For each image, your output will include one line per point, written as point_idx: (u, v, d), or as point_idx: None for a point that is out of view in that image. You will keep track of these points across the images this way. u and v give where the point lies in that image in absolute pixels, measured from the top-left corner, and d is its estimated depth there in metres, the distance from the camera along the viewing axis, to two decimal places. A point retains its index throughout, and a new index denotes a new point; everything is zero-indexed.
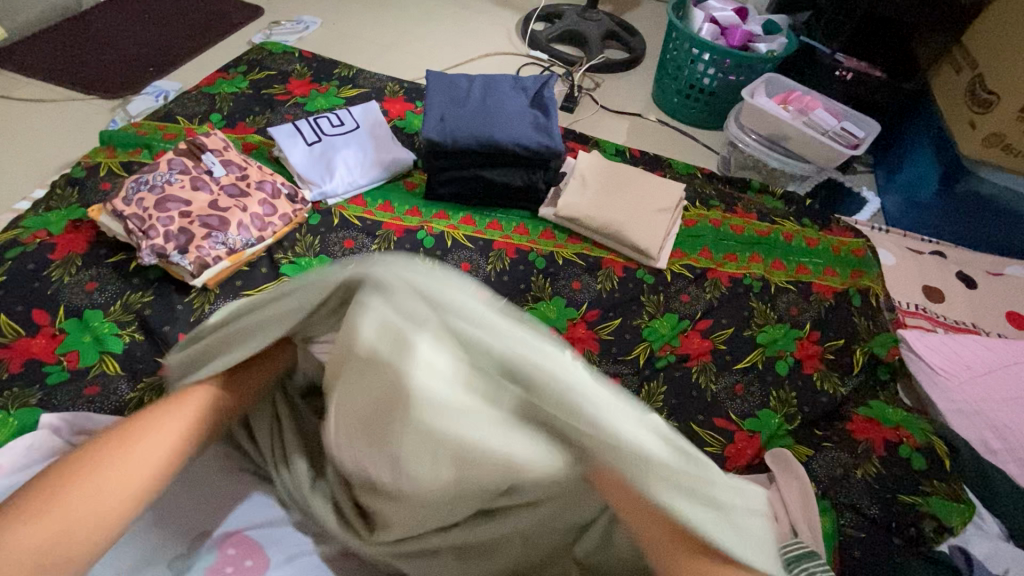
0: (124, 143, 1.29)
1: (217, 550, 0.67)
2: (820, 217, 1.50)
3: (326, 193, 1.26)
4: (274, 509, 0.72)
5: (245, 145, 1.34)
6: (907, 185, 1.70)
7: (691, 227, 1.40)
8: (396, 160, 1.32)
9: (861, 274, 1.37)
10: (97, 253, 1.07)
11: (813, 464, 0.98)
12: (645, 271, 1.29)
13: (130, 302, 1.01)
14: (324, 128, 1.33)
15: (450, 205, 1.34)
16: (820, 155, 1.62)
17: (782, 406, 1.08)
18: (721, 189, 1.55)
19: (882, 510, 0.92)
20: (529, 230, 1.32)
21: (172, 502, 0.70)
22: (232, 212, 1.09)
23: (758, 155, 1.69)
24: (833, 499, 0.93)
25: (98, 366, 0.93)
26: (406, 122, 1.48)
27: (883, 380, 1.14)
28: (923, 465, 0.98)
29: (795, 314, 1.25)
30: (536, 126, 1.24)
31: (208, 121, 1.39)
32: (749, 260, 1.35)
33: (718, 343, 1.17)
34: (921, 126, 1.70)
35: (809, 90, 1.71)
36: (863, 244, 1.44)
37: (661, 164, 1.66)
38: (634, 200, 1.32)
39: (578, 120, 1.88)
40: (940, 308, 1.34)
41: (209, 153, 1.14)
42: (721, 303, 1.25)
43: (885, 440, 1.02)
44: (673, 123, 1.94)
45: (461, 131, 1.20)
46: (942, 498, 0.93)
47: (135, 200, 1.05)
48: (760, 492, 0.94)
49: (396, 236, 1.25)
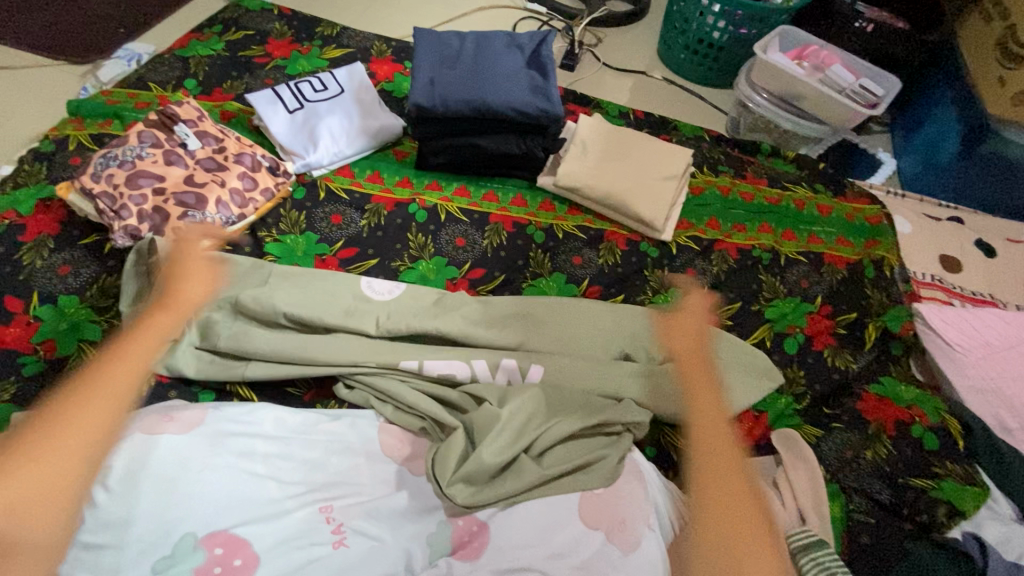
0: (93, 114, 1.20)
1: (205, 550, 0.64)
2: (833, 181, 1.43)
3: (310, 164, 1.18)
4: (264, 504, 0.70)
5: (223, 114, 1.26)
6: (926, 147, 1.62)
7: (698, 194, 1.33)
8: (383, 128, 1.24)
9: (875, 244, 1.30)
10: (70, 235, 1.01)
11: (823, 446, 0.94)
12: (649, 243, 1.23)
13: (105, 286, 0.96)
14: (306, 93, 1.24)
15: (442, 175, 1.26)
16: (836, 116, 1.52)
17: (790, 385, 1.04)
18: (730, 153, 1.46)
19: (893, 494, 0.89)
20: (527, 201, 1.26)
21: (150, 508, 0.64)
22: (209, 188, 1.02)
23: (769, 115, 1.60)
24: (842, 483, 0.90)
25: (77, 356, 0.89)
26: (395, 84, 1.39)
27: (896, 355, 1.10)
28: (935, 445, 0.95)
29: (806, 287, 1.20)
30: (534, 89, 1.15)
31: (183, 88, 1.30)
32: (758, 230, 1.28)
33: (724, 319, 1.13)
34: (944, 81, 1.59)
35: (825, 44, 1.60)
36: (879, 210, 1.37)
37: (666, 126, 1.57)
38: (638, 167, 1.25)
39: (578, 79, 1.78)
40: (957, 279, 1.29)
41: (182, 124, 1.06)
42: (729, 277, 1.20)
43: (897, 419, 0.98)
44: (679, 82, 1.83)
45: (452, 95, 1.11)
46: (954, 480, 0.90)
47: (105, 177, 0.98)
48: (768, 476, 0.91)
49: (386, 210, 1.18)
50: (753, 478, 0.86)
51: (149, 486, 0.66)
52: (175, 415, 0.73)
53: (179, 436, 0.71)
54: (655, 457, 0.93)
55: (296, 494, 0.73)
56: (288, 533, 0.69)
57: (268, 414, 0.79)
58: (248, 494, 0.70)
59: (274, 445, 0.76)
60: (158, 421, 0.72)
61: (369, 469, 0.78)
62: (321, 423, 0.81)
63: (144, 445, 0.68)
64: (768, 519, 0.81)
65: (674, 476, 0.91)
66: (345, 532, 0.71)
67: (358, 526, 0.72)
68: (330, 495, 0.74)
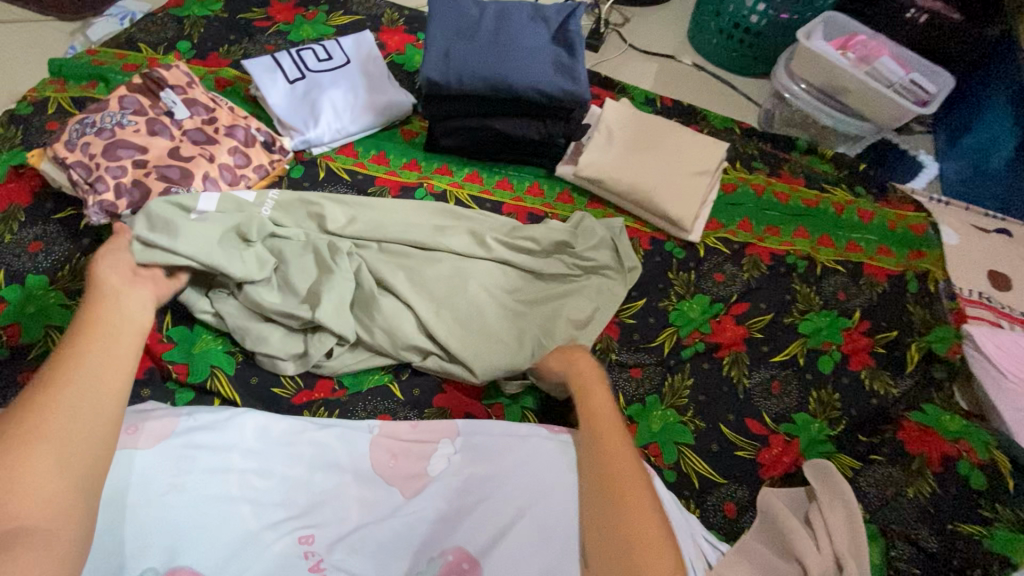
0: (76, 75, 1.11)
1: None
2: (875, 184, 1.31)
3: (310, 141, 1.08)
4: (236, 533, 0.62)
5: (218, 81, 1.16)
6: (974, 152, 1.48)
7: (730, 192, 1.23)
8: (391, 104, 1.13)
9: (920, 256, 1.19)
10: (43, 208, 0.93)
11: (859, 481, 0.86)
12: (675, 243, 1.13)
13: (79, 267, 0.88)
14: (309, 61, 1.13)
15: (454, 159, 1.16)
16: (880, 112, 1.41)
17: (823, 409, 0.95)
18: (764, 148, 1.35)
19: (942, 543, 0.80)
20: (544, 191, 1.15)
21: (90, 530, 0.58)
22: (195, 162, 0.94)
23: (807, 109, 1.48)
24: (882, 524, 0.82)
25: (42, 344, 0.81)
26: (406, 57, 1.28)
27: (938, 380, 1.00)
28: (983, 484, 0.85)
29: (843, 300, 1.10)
30: (558, 67, 1.04)
31: (175, 51, 1.20)
32: (793, 234, 1.18)
33: (753, 331, 1.03)
34: (997, 80, 1.44)
35: (873, 33, 1.47)
36: (924, 218, 1.25)
37: (695, 115, 1.45)
38: (667, 159, 1.14)
39: (602, 61, 1.67)
40: (1008, 298, 1.17)
41: (169, 90, 0.98)
42: (760, 285, 1.10)
43: (941, 454, 0.89)
44: (710, 68, 1.70)
45: (469, 72, 1.01)
46: (1006, 527, 0.81)
47: (80, 145, 0.90)
48: (799, 511, 0.82)
49: (390, 194, 1.08)
50: (780, 513, 0.77)
51: (106, 512, 0.59)
52: (139, 427, 0.66)
53: (142, 451, 0.64)
54: (673, 483, 0.87)
55: (273, 522, 0.65)
56: (261, 570, 0.61)
57: (250, 422, 0.72)
58: (217, 518, 0.62)
59: (251, 460, 0.69)
60: (120, 433, 0.65)
61: (356, 490, 0.70)
62: (307, 431, 0.74)
63: None
64: (799, 565, 0.71)
65: (695, 507, 0.85)
66: (325, 569, 0.63)
67: (339, 561, 0.63)
68: (310, 521, 0.66)
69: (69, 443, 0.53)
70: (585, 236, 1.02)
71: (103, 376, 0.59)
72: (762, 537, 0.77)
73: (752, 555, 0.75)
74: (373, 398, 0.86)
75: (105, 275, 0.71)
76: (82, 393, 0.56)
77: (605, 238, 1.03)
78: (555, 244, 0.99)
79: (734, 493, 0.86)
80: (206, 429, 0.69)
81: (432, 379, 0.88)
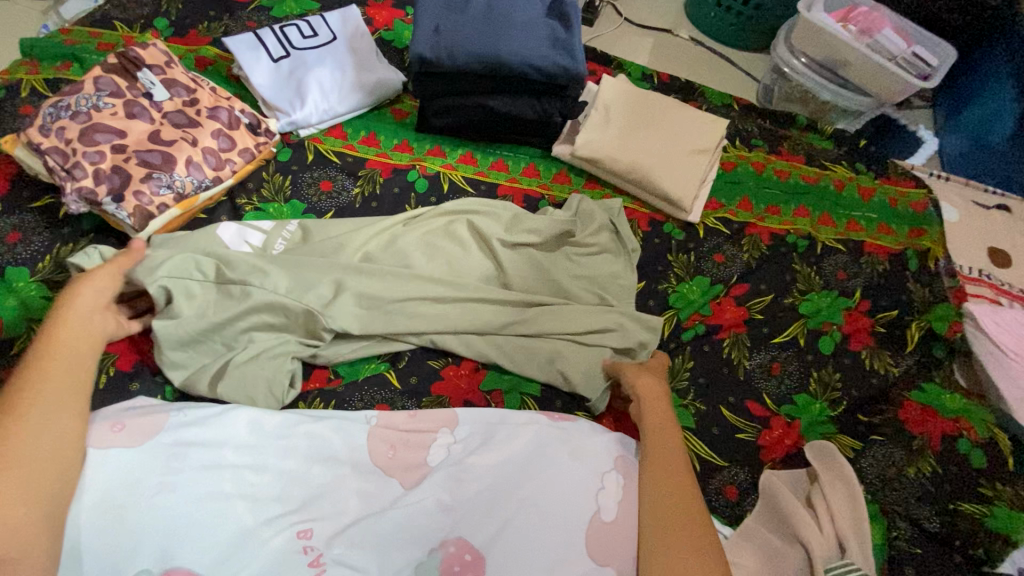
0: (49, 55, 1.05)
1: None
2: (876, 160, 1.28)
3: (297, 122, 1.04)
4: (231, 529, 0.61)
5: (198, 61, 1.12)
6: (974, 127, 1.45)
7: (729, 171, 1.20)
8: (380, 83, 1.09)
9: (921, 233, 1.17)
10: (19, 196, 0.89)
11: (861, 461, 0.86)
12: (674, 224, 1.11)
13: (60, 257, 0.85)
14: (293, 38, 1.09)
15: (447, 140, 1.12)
16: (882, 87, 1.38)
17: (824, 390, 0.95)
18: (764, 125, 1.32)
19: (942, 522, 0.81)
20: (540, 172, 1.12)
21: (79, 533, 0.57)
22: (177, 146, 0.90)
23: (807, 84, 1.45)
24: (884, 504, 0.82)
25: (26, 338, 0.78)
26: (395, 33, 1.23)
27: (938, 358, 1.00)
28: (983, 463, 0.86)
29: (843, 279, 1.08)
30: (554, 43, 1.00)
31: (153, 29, 1.15)
32: (794, 213, 1.16)
33: (754, 312, 1.02)
34: (999, 52, 1.41)
35: (876, 4, 1.43)
36: (925, 195, 1.23)
37: (694, 91, 1.41)
38: (666, 137, 1.12)
39: (596, 36, 1.62)
40: (1007, 275, 1.16)
41: (146, 70, 0.94)
42: (761, 266, 1.08)
43: (942, 433, 0.88)
44: (708, 42, 1.66)
45: (460, 48, 0.97)
46: (1005, 505, 0.82)
47: (55, 130, 0.86)
48: (801, 493, 0.82)
49: (382, 177, 1.04)
50: (783, 497, 0.77)
51: (94, 513, 0.58)
52: (124, 425, 0.65)
53: (129, 451, 0.63)
54: None
55: (270, 518, 0.63)
56: (262, 565, 0.60)
57: (241, 416, 0.70)
58: (212, 514, 0.61)
59: (245, 455, 0.67)
60: (105, 431, 0.64)
61: (355, 482, 0.69)
62: (302, 424, 0.72)
63: (92, 464, 0.60)
64: (802, 548, 0.71)
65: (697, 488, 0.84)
66: (325, 563, 0.61)
67: (340, 555, 0.62)
68: (308, 516, 0.65)
69: (32, 464, 0.55)
70: (584, 220, 1.01)
71: (64, 402, 0.60)
72: (765, 522, 0.77)
73: (755, 537, 0.75)
74: (369, 388, 0.84)
75: (77, 292, 0.70)
76: (50, 417, 0.58)
77: (604, 221, 1.01)
78: (557, 235, 0.99)
79: (736, 476, 0.86)
80: (197, 425, 0.68)
81: (430, 366, 0.87)
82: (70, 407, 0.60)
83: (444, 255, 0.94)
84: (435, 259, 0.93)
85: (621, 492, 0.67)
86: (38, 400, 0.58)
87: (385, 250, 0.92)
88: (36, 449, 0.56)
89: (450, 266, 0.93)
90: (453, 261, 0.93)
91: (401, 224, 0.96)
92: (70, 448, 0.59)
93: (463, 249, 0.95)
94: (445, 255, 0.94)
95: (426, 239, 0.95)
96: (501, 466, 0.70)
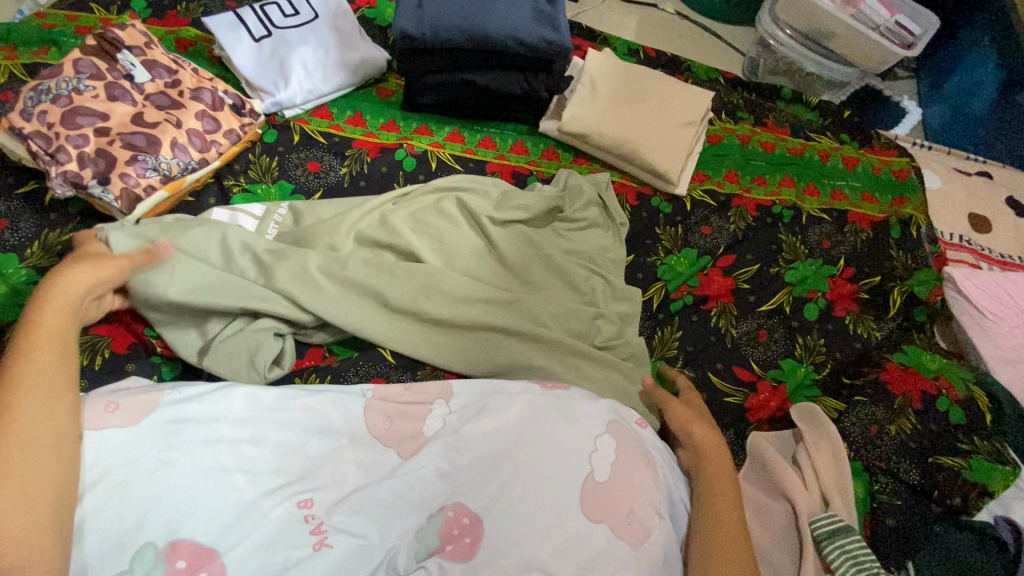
0: (25, 39, 1.03)
1: (166, 563, 0.58)
2: (859, 130, 1.29)
3: (281, 102, 1.03)
4: (234, 502, 0.63)
5: (178, 42, 1.10)
6: (956, 95, 1.46)
7: (716, 144, 1.21)
8: (364, 61, 1.08)
9: (902, 201, 1.19)
10: (3, 182, 0.89)
11: (844, 421, 0.89)
12: (661, 198, 1.12)
13: (49, 242, 0.85)
14: (274, 17, 1.07)
15: (433, 118, 1.12)
16: (866, 57, 1.39)
17: (809, 354, 0.98)
18: (750, 98, 1.33)
19: (922, 476, 0.84)
20: (528, 148, 1.12)
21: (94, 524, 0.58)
22: (162, 128, 0.90)
23: (792, 56, 1.45)
24: (867, 461, 0.85)
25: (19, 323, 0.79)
26: (377, 11, 1.22)
27: (919, 322, 1.02)
28: (961, 419, 0.88)
29: (828, 247, 1.10)
30: (538, 15, 1.00)
31: (130, 10, 1.13)
32: (779, 184, 1.17)
33: (740, 282, 1.04)
34: (981, 19, 1.42)
35: None
36: (908, 163, 1.24)
37: (680, 66, 1.41)
38: (653, 111, 1.12)
39: (581, 12, 1.61)
40: (986, 240, 1.19)
41: (126, 51, 0.93)
42: (748, 236, 1.10)
43: (922, 392, 0.91)
44: (694, 16, 1.65)
45: (444, 22, 0.96)
46: (983, 458, 0.84)
47: (37, 114, 0.85)
48: (786, 452, 0.85)
49: (370, 156, 1.04)
50: (772, 456, 0.79)
51: (96, 492, 0.59)
52: (118, 404, 0.65)
53: (126, 430, 0.63)
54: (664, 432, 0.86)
55: (271, 490, 0.65)
56: (264, 535, 0.62)
57: (237, 392, 0.70)
58: (214, 489, 0.62)
59: (242, 429, 0.68)
60: (100, 412, 0.64)
61: (353, 453, 0.70)
62: (299, 397, 0.73)
63: (89, 446, 0.61)
64: (788, 503, 0.75)
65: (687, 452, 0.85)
66: (327, 531, 0.64)
67: (340, 523, 0.65)
68: (308, 486, 0.66)
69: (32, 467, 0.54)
70: (573, 195, 1.03)
71: (51, 397, 0.59)
72: (751, 479, 0.80)
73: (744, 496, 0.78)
74: (365, 362, 0.85)
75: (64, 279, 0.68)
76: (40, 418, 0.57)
77: (592, 195, 1.03)
78: (546, 210, 1.00)
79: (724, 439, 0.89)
80: (191, 401, 0.68)
81: None
82: (61, 393, 0.60)
83: (433, 233, 0.93)
84: (426, 237, 0.93)
85: (615, 456, 0.69)
86: (25, 396, 0.57)
87: (375, 230, 0.92)
88: (33, 445, 0.55)
89: (441, 244, 0.93)
90: (444, 239, 0.93)
91: (390, 203, 0.96)
92: (66, 425, 0.59)
93: (454, 227, 0.95)
94: (434, 233, 0.93)
95: (416, 218, 0.95)
96: (493, 437, 0.71)
